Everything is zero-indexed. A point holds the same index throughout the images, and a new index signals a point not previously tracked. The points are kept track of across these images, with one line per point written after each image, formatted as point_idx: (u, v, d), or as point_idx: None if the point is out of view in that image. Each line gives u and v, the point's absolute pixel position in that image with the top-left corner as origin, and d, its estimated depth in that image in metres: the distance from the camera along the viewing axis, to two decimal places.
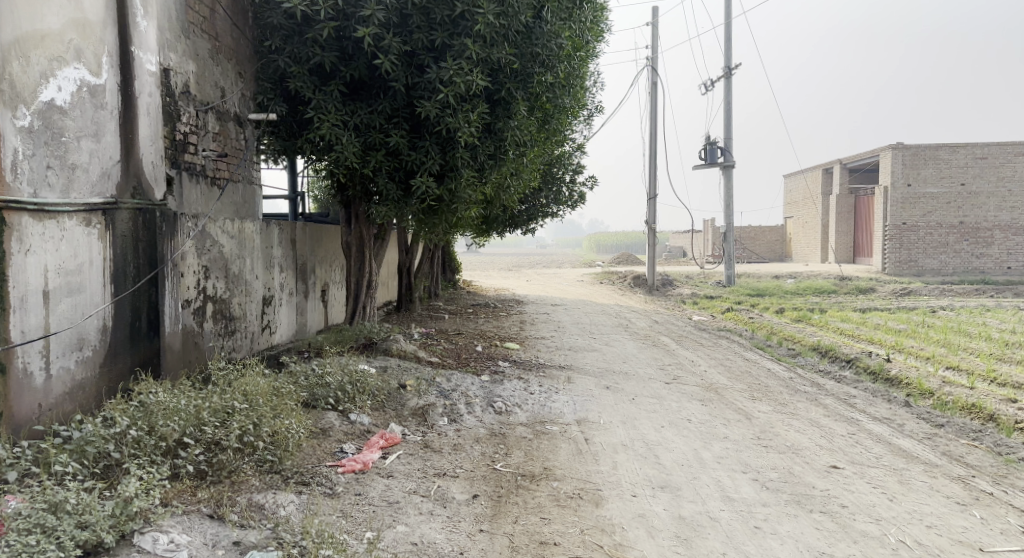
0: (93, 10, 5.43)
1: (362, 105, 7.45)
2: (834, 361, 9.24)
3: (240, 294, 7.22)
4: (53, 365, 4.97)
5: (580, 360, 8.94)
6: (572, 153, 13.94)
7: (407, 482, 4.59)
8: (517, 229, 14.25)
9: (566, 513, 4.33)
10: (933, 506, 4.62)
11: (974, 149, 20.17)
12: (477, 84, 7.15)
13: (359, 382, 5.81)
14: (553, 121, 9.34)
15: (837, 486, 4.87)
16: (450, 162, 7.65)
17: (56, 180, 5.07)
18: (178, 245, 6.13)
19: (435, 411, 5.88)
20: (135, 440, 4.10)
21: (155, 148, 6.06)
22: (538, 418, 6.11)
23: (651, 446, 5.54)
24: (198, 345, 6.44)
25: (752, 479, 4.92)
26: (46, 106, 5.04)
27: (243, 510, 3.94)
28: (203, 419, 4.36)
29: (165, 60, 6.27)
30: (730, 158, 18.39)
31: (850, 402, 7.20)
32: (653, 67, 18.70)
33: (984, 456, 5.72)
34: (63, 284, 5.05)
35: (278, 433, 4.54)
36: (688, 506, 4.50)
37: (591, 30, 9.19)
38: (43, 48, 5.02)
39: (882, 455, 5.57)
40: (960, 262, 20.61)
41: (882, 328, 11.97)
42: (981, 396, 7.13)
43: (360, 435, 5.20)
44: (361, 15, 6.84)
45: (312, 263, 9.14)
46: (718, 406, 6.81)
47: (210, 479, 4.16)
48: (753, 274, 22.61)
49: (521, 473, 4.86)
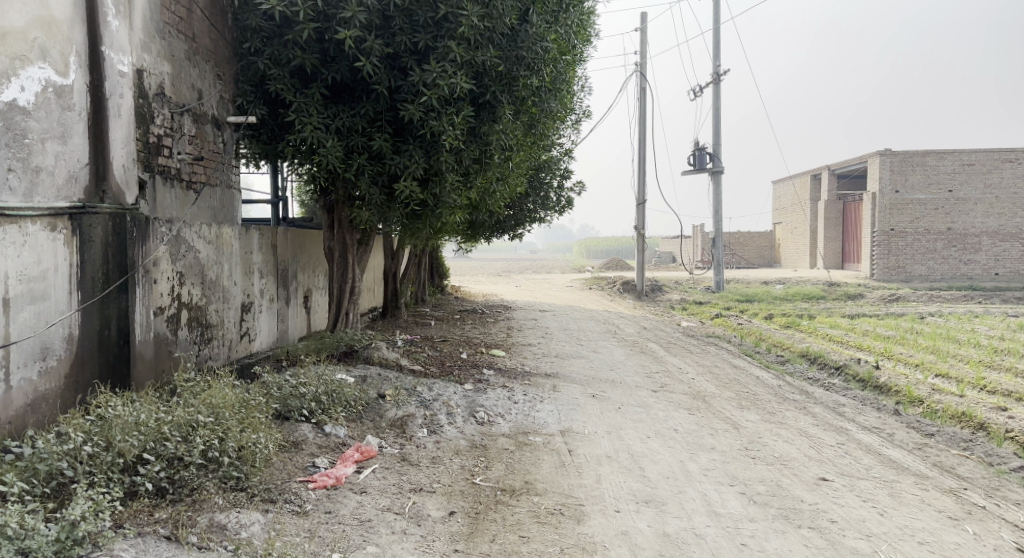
0: (60, 8, 5.24)
1: (343, 108, 7.27)
2: (822, 368, 9.11)
3: (217, 300, 7.02)
4: (14, 377, 4.78)
5: (566, 367, 8.79)
6: (560, 158, 13.84)
7: (381, 499, 4.41)
8: (505, 235, 14.09)
9: (545, 531, 4.17)
10: (925, 521, 4.49)
11: (960, 156, 20.19)
12: (462, 87, 7.00)
13: (336, 392, 5.63)
14: (540, 125, 9.21)
15: (827, 500, 4.73)
16: (434, 167, 7.47)
17: (17, 183, 4.92)
18: (150, 251, 5.93)
19: (415, 422, 5.71)
20: (90, 457, 3.95)
21: (126, 150, 5.83)
22: (521, 429, 5.94)
23: (636, 458, 5.39)
24: (171, 353, 6.24)
25: (739, 493, 4.77)
26: (7, 106, 4.87)
27: (203, 532, 3.77)
28: (166, 434, 4.21)
29: (138, 60, 6.05)
30: (719, 164, 18.33)
31: (839, 411, 7.06)
32: (641, 72, 18.65)
33: (975, 467, 5.59)
34: (25, 291, 4.86)
35: (245, 448, 4.35)
36: (672, 522, 4.35)
37: (577, 33, 9.05)
38: (5, 47, 4.85)
39: (871, 466, 5.44)
40: (948, 268, 20.58)
41: (871, 334, 11.88)
42: (971, 404, 7.02)
43: (334, 449, 5.02)
44: (341, 16, 6.67)
45: (293, 269, 8.94)
46: (706, 416, 6.66)
47: (171, 497, 3.99)
48: (743, 280, 22.50)
49: (500, 488, 4.70)
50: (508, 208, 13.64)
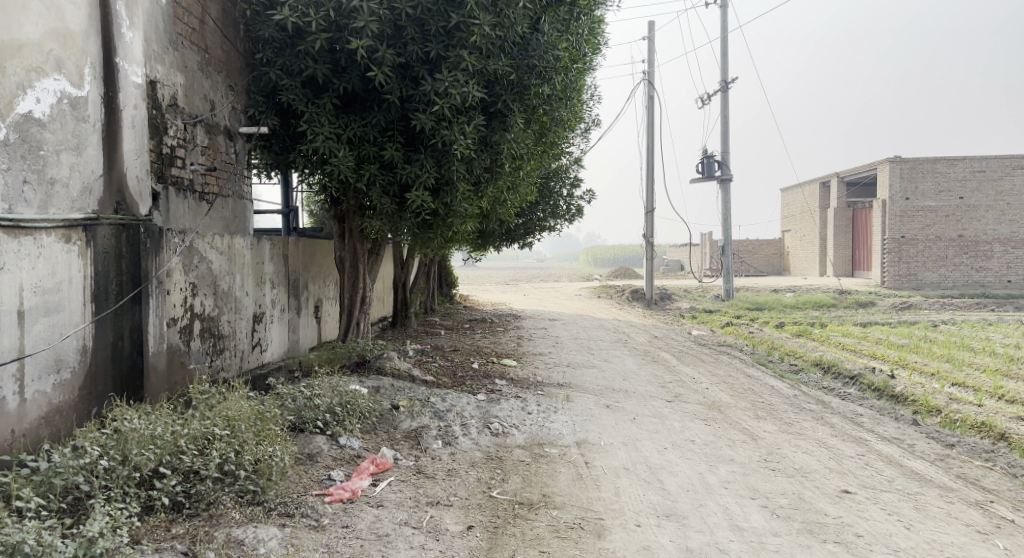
0: (74, 20, 5.25)
1: (355, 118, 7.24)
2: (837, 377, 9.02)
3: (229, 311, 6.99)
4: (28, 389, 4.76)
5: (579, 377, 8.73)
6: (569, 167, 13.82)
7: (398, 512, 4.35)
8: (514, 243, 14.04)
9: (566, 546, 4.10)
10: (953, 535, 4.41)
11: (972, 163, 20.06)
12: (473, 96, 6.98)
13: (350, 403, 5.57)
14: (551, 134, 9.19)
15: (851, 513, 4.64)
16: (445, 176, 7.43)
17: (32, 195, 4.90)
18: (163, 262, 5.92)
19: (430, 433, 5.65)
20: (106, 471, 3.93)
21: (140, 161, 5.82)
22: (536, 440, 5.87)
23: (654, 470, 5.31)
24: (184, 365, 6.20)
25: (761, 506, 4.69)
26: (23, 118, 4.86)
27: (220, 547, 3.75)
28: (182, 447, 4.16)
29: (152, 72, 6.05)
30: (728, 172, 18.27)
31: (857, 421, 6.97)
32: (649, 80, 18.64)
33: (1000, 479, 5.49)
34: (39, 304, 4.84)
35: (261, 461, 4.31)
36: (695, 536, 4.27)
37: (587, 42, 9.01)
38: (21, 59, 4.85)
39: (894, 478, 5.35)
40: (960, 276, 20.43)
41: (885, 343, 11.75)
42: (990, 413, 6.92)
43: (349, 461, 4.97)
44: (353, 26, 6.67)
45: (304, 279, 8.91)
46: (722, 426, 6.58)
47: (187, 512, 3.97)
48: (753, 288, 22.38)
49: (518, 502, 4.63)
50: (518, 217, 13.64)
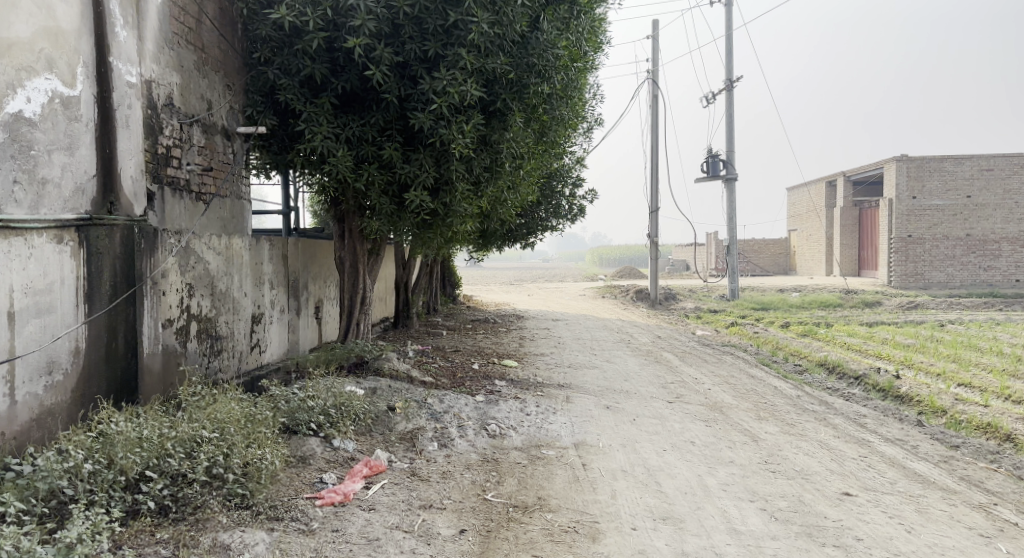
0: (66, 19, 5.20)
1: (354, 118, 7.19)
2: (842, 378, 8.91)
3: (227, 312, 6.95)
4: (18, 392, 4.72)
5: (580, 377, 8.66)
6: (572, 167, 13.74)
7: (390, 516, 4.30)
8: (517, 244, 13.97)
9: (559, 550, 4.04)
10: (955, 539, 4.32)
11: (979, 161, 19.88)
12: (472, 94, 6.90)
13: (345, 405, 5.51)
14: (551, 133, 9.12)
15: (851, 516, 4.56)
16: (444, 175, 7.38)
17: (23, 195, 4.87)
18: (159, 262, 5.86)
19: (425, 435, 5.59)
20: (91, 474, 3.90)
21: (134, 161, 5.79)
22: (534, 442, 5.80)
23: (652, 472, 5.24)
24: (180, 366, 6.16)
25: (759, 509, 4.62)
26: (13, 117, 4.82)
27: (204, 552, 3.70)
28: (169, 450, 4.13)
29: (146, 71, 6.01)
30: (733, 170, 18.16)
31: (860, 422, 6.88)
32: (653, 80, 18.54)
33: (1005, 481, 5.39)
34: (31, 305, 4.80)
35: (250, 464, 4.27)
36: (691, 540, 4.20)
37: (588, 41, 8.92)
38: (11, 57, 4.81)
39: (896, 480, 5.26)
40: (968, 275, 20.26)
41: (890, 343, 11.62)
42: (996, 414, 6.82)
43: (343, 463, 4.92)
44: (350, 25, 6.62)
45: (304, 279, 8.86)
46: (724, 428, 6.49)
47: (173, 516, 3.92)
48: (759, 287, 22.23)
49: (512, 505, 4.57)
50: (520, 216, 13.57)
